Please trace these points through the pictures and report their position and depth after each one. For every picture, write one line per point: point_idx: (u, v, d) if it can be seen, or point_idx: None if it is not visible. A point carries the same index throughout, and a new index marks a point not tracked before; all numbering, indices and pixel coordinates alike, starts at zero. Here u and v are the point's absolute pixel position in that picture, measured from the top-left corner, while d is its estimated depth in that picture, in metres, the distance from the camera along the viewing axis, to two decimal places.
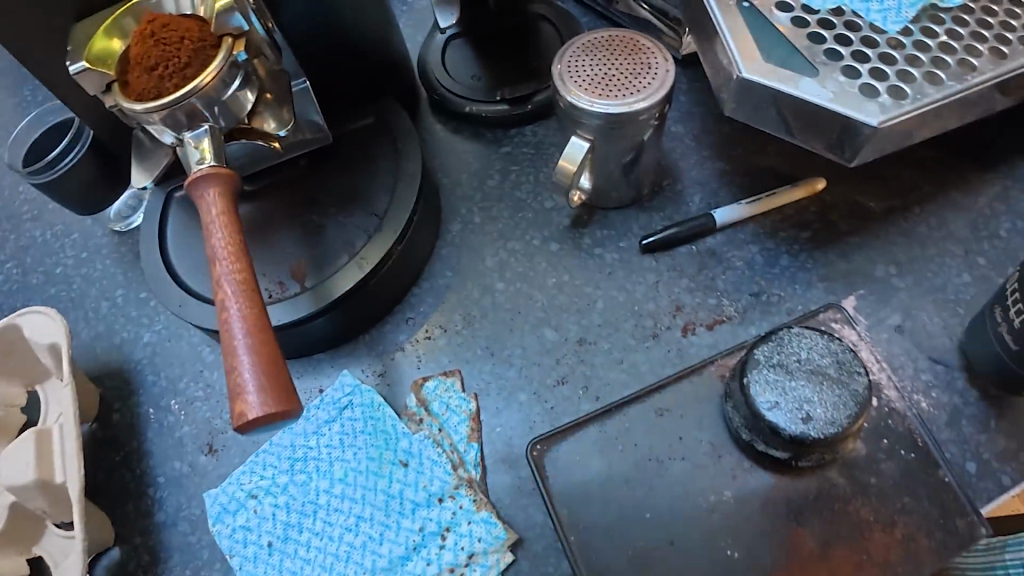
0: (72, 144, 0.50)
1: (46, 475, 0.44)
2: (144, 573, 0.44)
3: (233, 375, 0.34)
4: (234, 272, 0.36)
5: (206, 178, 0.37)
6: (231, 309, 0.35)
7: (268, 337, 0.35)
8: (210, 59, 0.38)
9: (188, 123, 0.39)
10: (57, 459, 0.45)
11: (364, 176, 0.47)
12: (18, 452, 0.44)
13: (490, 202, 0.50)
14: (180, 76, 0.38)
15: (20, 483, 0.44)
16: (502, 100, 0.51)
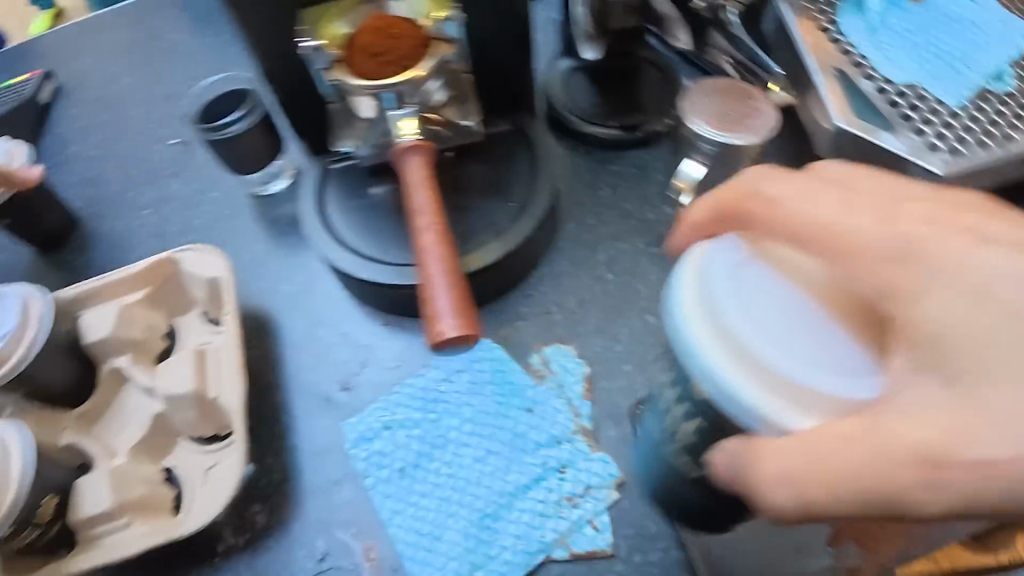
0: (242, 117, 0.56)
1: (202, 388, 0.49)
2: (276, 489, 0.50)
3: (431, 304, 0.41)
4: (433, 222, 0.43)
5: (413, 147, 0.45)
6: (430, 252, 0.43)
7: (459, 277, 0.42)
8: (422, 56, 0.46)
9: (395, 103, 0.46)
10: (211, 376, 0.50)
11: (506, 172, 0.55)
12: (181, 365, 0.50)
13: (601, 207, 0.58)
14: (398, 65, 0.45)
15: (182, 393, 0.49)
16: (616, 125, 0.59)
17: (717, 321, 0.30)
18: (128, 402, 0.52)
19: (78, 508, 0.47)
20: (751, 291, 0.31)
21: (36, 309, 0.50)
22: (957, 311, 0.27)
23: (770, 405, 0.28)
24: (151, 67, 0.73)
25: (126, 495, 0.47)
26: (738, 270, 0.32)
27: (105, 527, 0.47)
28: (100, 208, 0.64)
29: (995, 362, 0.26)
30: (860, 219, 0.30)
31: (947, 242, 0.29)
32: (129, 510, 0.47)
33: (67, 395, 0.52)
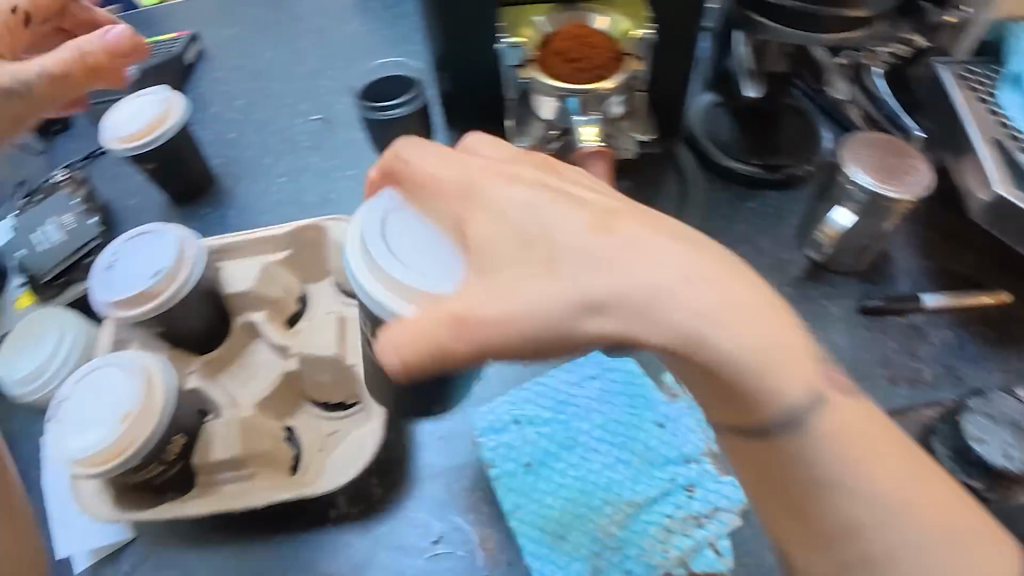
0: (403, 104, 0.57)
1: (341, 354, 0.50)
2: (395, 464, 0.50)
3: None
4: None
5: (597, 153, 0.46)
6: None
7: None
8: (614, 68, 0.47)
9: (578, 109, 0.48)
10: (349, 343, 0.50)
11: (653, 194, 0.56)
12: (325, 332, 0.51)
13: (737, 241, 0.59)
14: (590, 73, 0.47)
15: (322, 356, 0.50)
16: (756, 163, 0.60)
17: (359, 258, 0.37)
18: (257, 357, 0.53)
19: (203, 453, 0.47)
20: (398, 227, 0.37)
21: (191, 250, 0.50)
22: (484, 224, 0.33)
23: (393, 305, 0.35)
24: (293, 44, 0.75)
25: (253, 447, 0.47)
26: (389, 215, 0.38)
27: (229, 475, 0.47)
28: (237, 168, 0.66)
29: (517, 280, 0.31)
30: (445, 174, 0.35)
31: (495, 182, 0.34)
32: (254, 463, 0.47)
33: (198, 343, 0.52)
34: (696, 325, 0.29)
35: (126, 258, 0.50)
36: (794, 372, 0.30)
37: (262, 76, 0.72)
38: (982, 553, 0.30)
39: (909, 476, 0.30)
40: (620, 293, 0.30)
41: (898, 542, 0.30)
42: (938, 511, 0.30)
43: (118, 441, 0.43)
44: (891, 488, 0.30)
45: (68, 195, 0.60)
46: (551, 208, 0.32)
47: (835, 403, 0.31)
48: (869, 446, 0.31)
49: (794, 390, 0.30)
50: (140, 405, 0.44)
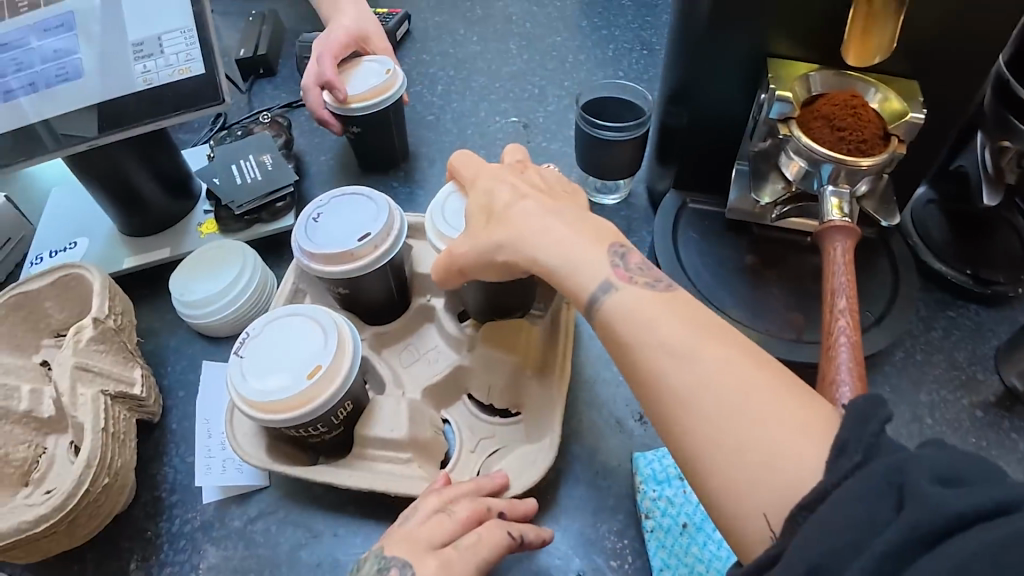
0: (620, 130, 0.56)
1: (523, 364, 0.48)
2: (544, 487, 0.48)
3: (831, 386, 0.39)
4: (849, 307, 0.42)
5: (844, 232, 0.44)
6: (840, 334, 0.41)
7: (861, 372, 0.39)
8: (879, 148, 0.45)
9: (829, 179, 0.46)
10: (534, 356, 0.49)
11: (864, 280, 0.53)
12: (505, 338, 0.49)
13: (932, 348, 0.55)
14: (856, 146, 0.45)
15: (505, 360, 0.48)
16: (967, 275, 0.57)
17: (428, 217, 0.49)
18: (426, 340, 0.52)
19: (367, 424, 0.46)
20: (454, 207, 0.48)
21: (396, 224, 0.50)
22: (486, 194, 0.45)
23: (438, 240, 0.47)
24: (500, 43, 0.75)
25: (416, 433, 0.46)
26: (448, 196, 0.49)
27: (385, 454, 0.45)
28: (430, 152, 0.66)
29: (470, 233, 0.44)
30: (477, 167, 0.48)
31: (479, 174, 0.47)
32: (413, 448, 0.45)
33: (375, 313, 0.51)
34: (548, 248, 0.39)
35: (335, 216, 0.50)
36: (645, 320, 0.35)
37: (468, 69, 0.73)
38: (803, 444, 0.29)
39: (708, 362, 0.32)
40: (536, 262, 0.40)
41: (734, 443, 0.30)
42: (794, 414, 0.30)
43: (302, 393, 0.42)
44: (703, 382, 0.31)
45: (269, 137, 0.61)
46: (509, 185, 0.44)
47: (624, 306, 0.36)
48: (685, 347, 0.33)
49: (673, 331, 0.33)
50: (328, 361, 0.43)
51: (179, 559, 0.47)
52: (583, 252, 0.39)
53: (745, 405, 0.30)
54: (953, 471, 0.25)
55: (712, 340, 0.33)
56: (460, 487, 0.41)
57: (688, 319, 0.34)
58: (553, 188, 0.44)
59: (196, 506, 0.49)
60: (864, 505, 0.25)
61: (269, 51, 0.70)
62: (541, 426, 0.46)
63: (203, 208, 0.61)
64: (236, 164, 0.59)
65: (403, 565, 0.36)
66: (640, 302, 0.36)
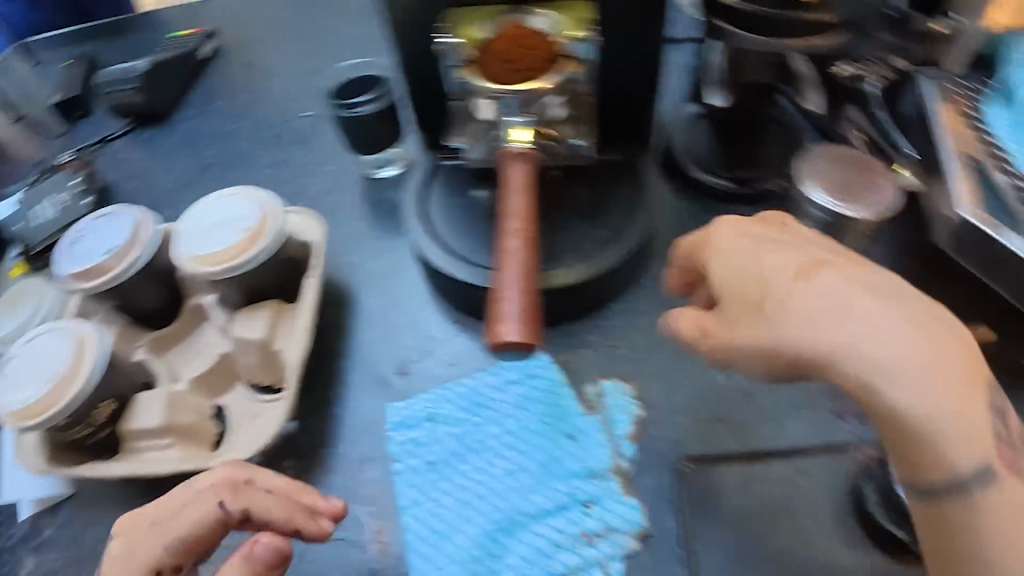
0: (371, 101, 0.58)
1: (270, 339, 0.51)
2: (313, 451, 0.51)
3: (496, 304, 0.41)
4: (520, 229, 0.43)
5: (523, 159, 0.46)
6: (511, 256, 0.43)
7: (533, 284, 0.42)
8: (549, 68, 0.47)
9: (512, 110, 0.47)
10: (282, 328, 0.52)
11: (607, 202, 0.55)
12: (254, 317, 0.52)
13: None
14: (522, 75, 0.46)
15: (251, 338, 0.51)
16: (726, 178, 0.58)
17: (176, 254, 0.51)
18: (203, 336, 0.55)
19: (129, 420, 0.49)
20: (199, 235, 0.51)
21: (144, 232, 0.53)
22: (771, 249, 0.37)
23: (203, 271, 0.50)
24: (299, 37, 0.77)
25: (175, 420, 0.49)
26: (186, 226, 0.52)
27: (150, 443, 0.49)
28: (225, 157, 0.67)
29: (749, 332, 0.35)
30: (724, 229, 0.39)
31: (718, 231, 0.39)
32: (174, 434, 0.49)
33: (150, 318, 0.55)
34: (840, 335, 0.32)
35: (89, 236, 0.53)
36: (861, 351, 0.32)
37: (266, 70, 0.74)
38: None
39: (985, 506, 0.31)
40: (824, 338, 0.33)
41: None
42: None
43: (42, 402, 0.46)
44: (945, 433, 0.31)
45: (65, 174, 0.64)
46: (744, 249, 0.37)
47: (869, 330, 0.32)
48: (907, 375, 0.31)
49: (911, 373, 0.31)
50: (68, 368, 0.47)
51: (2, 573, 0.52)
52: (812, 272, 0.35)
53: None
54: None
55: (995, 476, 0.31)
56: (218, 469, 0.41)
57: (915, 373, 0.31)
58: (813, 240, 0.38)
59: (14, 524, 0.53)
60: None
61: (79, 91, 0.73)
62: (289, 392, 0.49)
63: (13, 252, 0.64)
64: (34, 207, 0.63)
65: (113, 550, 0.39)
66: (894, 333, 0.32)
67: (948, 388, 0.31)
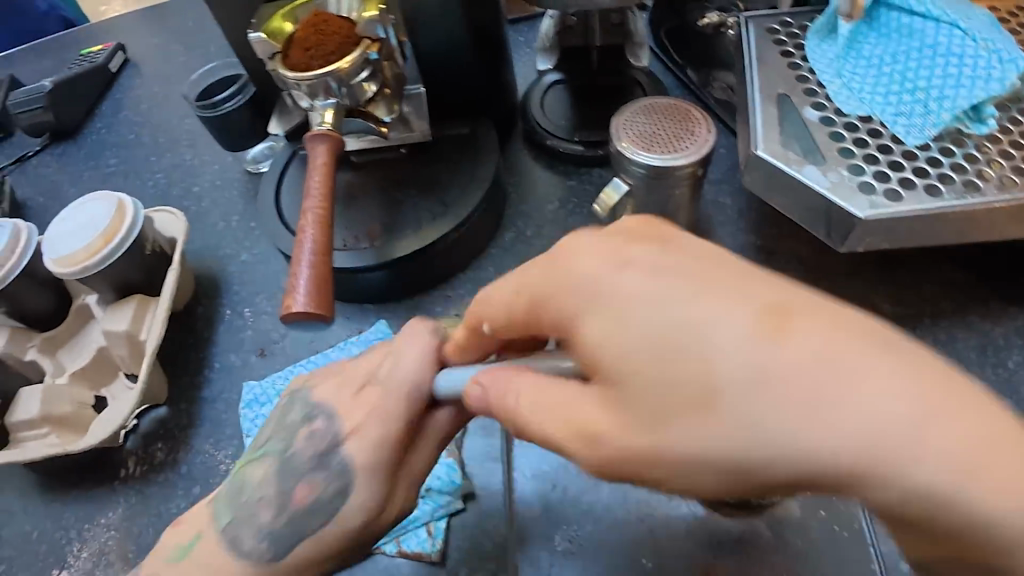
0: (235, 97, 0.61)
1: (135, 330, 0.54)
2: (180, 432, 0.54)
3: (292, 278, 0.43)
4: (318, 208, 0.46)
5: (321, 137, 0.48)
6: (306, 232, 0.45)
7: (325, 252, 0.45)
8: (350, 51, 0.49)
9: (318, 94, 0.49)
10: (146, 320, 0.55)
11: (448, 175, 0.56)
12: (120, 310, 0.55)
13: (545, 223, 0.58)
14: (324, 59, 0.48)
15: (116, 330, 0.54)
16: (578, 142, 0.59)
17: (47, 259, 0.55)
18: (89, 332, 0.59)
19: (10, 414, 0.54)
20: (60, 238, 0.55)
21: (23, 239, 0.58)
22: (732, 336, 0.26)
23: (70, 271, 0.53)
24: (203, 48, 0.81)
25: (51, 410, 0.54)
26: (53, 231, 0.56)
27: (29, 433, 0.53)
28: (125, 165, 0.72)
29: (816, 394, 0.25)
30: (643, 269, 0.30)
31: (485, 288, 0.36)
32: (50, 423, 0.53)
33: (40, 322, 0.59)
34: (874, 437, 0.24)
35: None
36: (741, 460, 0.26)
37: (170, 81, 0.78)
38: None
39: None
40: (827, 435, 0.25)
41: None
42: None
43: None
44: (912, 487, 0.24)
45: None
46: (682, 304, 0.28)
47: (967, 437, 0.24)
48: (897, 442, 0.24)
49: (941, 436, 0.24)
50: None
51: None
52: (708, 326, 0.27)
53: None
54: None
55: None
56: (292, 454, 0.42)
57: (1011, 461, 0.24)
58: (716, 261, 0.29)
59: None
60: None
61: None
62: (149, 377, 0.53)
63: None
64: None
65: (330, 417, 0.42)
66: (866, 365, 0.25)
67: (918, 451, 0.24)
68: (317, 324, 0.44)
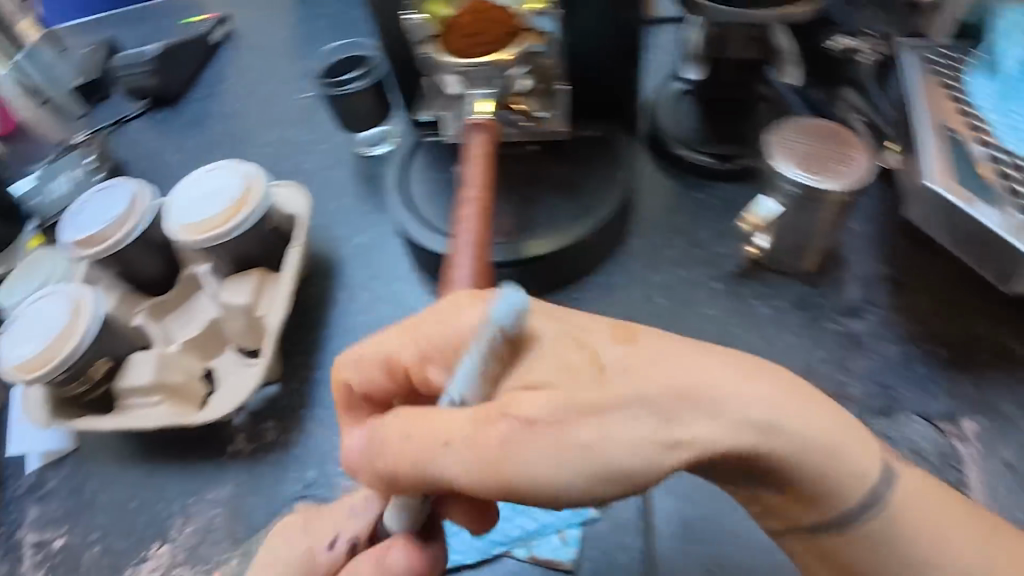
0: (359, 78, 0.61)
1: (254, 304, 0.54)
2: (292, 412, 0.53)
3: (452, 270, 0.42)
4: (477, 198, 0.45)
5: (477, 127, 0.48)
6: (465, 224, 0.44)
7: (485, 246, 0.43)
8: (510, 45, 0.47)
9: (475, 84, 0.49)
10: (267, 296, 0.54)
11: (583, 177, 0.55)
12: (240, 283, 0.55)
13: (673, 234, 0.56)
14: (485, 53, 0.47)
15: (236, 303, 0.53)
16: (709, 154, 0.58)
17: (170, 227, 0.55)
18: (197, 302, 0.58)
19: (121, 378, 0.53)
20: (186, 206, 0.54)
21: (141, 204, 0.57)
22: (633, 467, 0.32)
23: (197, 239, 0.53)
24: (307, 28, 0.80)
25: (164, 378, 0.52)
26: (179, 194, 0.55)
27: (139, 400, 0.52)
28: (230, 138, 0.71)
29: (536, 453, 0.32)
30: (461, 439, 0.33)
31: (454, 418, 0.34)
32: (162, 393, 0.52)
33: (152, 286, 0.59)
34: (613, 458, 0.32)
35: (91, 205, 0.57)
36: (604, 456, 0.32)
37: (275, 58, 0.78)
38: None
39: (739, 370, 0.33)
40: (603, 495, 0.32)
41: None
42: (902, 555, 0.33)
43: (40, 355, 0.50)
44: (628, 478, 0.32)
45: (82, 154, 0.69)
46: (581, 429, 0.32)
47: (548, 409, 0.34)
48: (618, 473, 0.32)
49: (614, 449, 0.32)
50: (62, 326, 0.51)
51: (8, 519, 0.56)
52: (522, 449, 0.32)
53: (858, 459, 0.33)
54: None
55: (823, 400, 0.33)
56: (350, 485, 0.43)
57: (720, 361, 0.33)
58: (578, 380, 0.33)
59: (21, 474, 0.57)
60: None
61: (100, 76, 0.78)
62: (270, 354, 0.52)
63: (32, 224, 0.67)
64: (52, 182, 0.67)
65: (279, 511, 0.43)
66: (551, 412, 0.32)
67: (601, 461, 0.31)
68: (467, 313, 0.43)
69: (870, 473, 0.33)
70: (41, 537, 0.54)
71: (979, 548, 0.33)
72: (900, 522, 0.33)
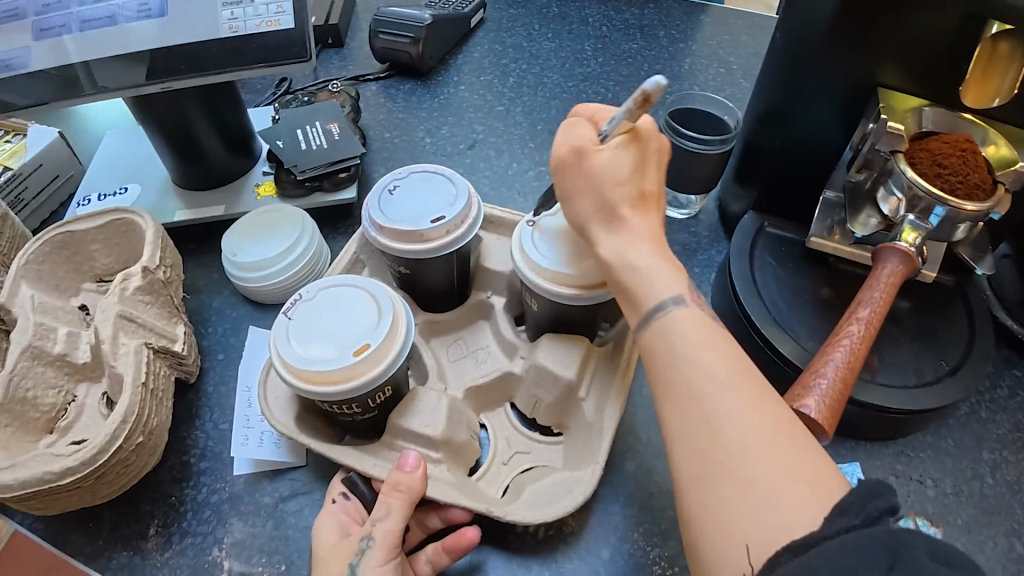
0: (703, 142, 0.55)
1: (576, 382, 0.46)
2: (593, 499, 0.46)
3: (811, 374, 0.39)
4: (859, 345, 0.41)
5: (900, 254, 0.44)
6: (842, 344, 0.41)
7: (853, 380, 0.39)
8: (973, 197, 0.43)
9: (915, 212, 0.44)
10: (591, 374, 0.47)
11: (941, 327, 0.51)
12: (564, 348, 0.47)
13: (997, 407, 0.54)
14: (946, 183, 0.43)
15: (559, 375, 0.46)
16: None
17: (513, 249, 0.46)
18: (478, 338, 0.52)
19: (401, 414, 0.45)
20: (543, 232, 0.45)
21: (473, 212, 0.47)
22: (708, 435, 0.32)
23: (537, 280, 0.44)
24: (576, 44, 0.73)
25: (451, 435, 0.44)
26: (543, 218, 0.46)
27: (415, 448, 0.44)
28: (496, 141, 0.64)
29: (681, 415, 0.33)
30: (631, 239, 0.39)
31: (639, 252, 0.38)
32: (445, 449, 0.44)
33: (435, 300, 0.51)
34: (681, 341, 0.35)
35: (412, 191, 0.47)
36: (628, 265, 0.38)
37: (540, 67, 0.71)
38: (811, 500, 0.29)
39: (667, 269, 0.38)
40: (689, 384, 0.33)
41: (735, 469, 0.31)
42: (805, 471, 0.30)
43: (347, 370, 0.40)
44: (743, 476, 0.30)
45: (338, 105, 0.60)
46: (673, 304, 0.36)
47: (685, 331, 0.35)
48: (738, 456, 0.31)
49: (690, 325, 0.35)
50: (379, 341, 0.41)
51: (202, 530, 0.45)
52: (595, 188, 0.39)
53: (666, 280, 0.37)
54: (950, 556, 0.26)
55: (793, 443, 0.31)
56: (519, 516, 0.40)
57: (647, 245, 0.39)
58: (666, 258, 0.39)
59: (226, 477, 0.47)
60: (859, 564, 0.26)
61: (339, 22, 0.70)
62: (581, 454, 0.45)
63: (263, 169, 0.59)
64: (302, 129, 0.57)
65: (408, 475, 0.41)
66: (690, 325, 0.36)
67: (714, 402, 0.32)
68: (817, 377, 0.39)
69: (657, 279, 0.37)
70: (244, 568, 0.43)
71: (728, 398, 0.32)
72: (667, 339, 0.35)
